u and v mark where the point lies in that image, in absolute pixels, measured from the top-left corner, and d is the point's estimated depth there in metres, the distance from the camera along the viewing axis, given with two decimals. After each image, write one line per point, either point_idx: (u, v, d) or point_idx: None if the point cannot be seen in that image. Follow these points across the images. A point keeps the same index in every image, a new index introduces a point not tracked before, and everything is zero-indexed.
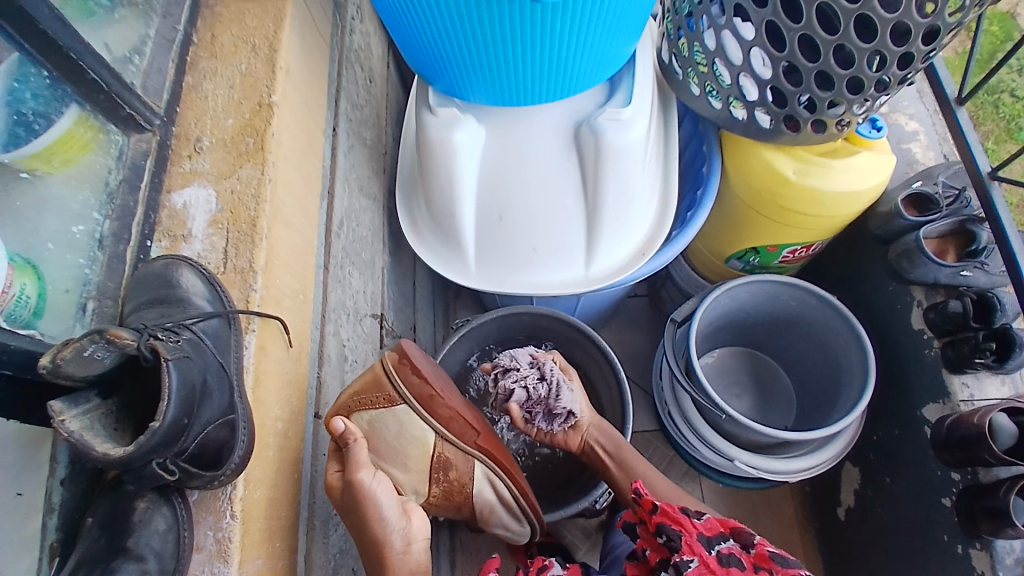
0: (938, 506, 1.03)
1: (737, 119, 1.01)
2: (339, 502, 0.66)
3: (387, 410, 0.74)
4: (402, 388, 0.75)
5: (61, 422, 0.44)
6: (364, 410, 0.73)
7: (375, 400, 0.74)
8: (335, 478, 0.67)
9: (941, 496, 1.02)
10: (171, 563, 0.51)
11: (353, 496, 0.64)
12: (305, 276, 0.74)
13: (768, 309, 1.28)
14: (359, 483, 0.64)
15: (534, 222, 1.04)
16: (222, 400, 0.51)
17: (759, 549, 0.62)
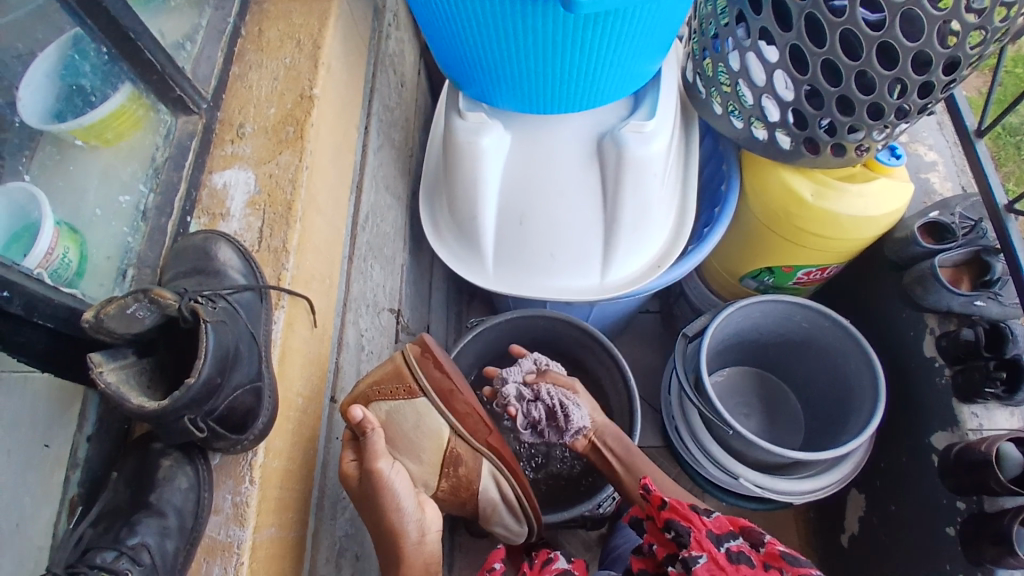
0: (944, 535, 1.02)
1: (757, 139, 1.03)
2: (355, 492, 0.68)
3: (406, 401, 0.74)
4: (423, 381, 0.76)
5: (99, 373, 0.47)
6: (383, 400, 0.74)
7: (395, 391, 0.74)
8: (351, 468, 0.69)
9: (946, 524, 1.01)
10: (190, 521, 0.52)
11: (372, 485, 0.66)
12: (333, 263, 0.76)
13: (781, 329, 1.29)
14: (379, 471, 0.66)
15: (554, 228, 1.07)
16: (251, 367, 0.53)
17: (768, 548, 0.63)
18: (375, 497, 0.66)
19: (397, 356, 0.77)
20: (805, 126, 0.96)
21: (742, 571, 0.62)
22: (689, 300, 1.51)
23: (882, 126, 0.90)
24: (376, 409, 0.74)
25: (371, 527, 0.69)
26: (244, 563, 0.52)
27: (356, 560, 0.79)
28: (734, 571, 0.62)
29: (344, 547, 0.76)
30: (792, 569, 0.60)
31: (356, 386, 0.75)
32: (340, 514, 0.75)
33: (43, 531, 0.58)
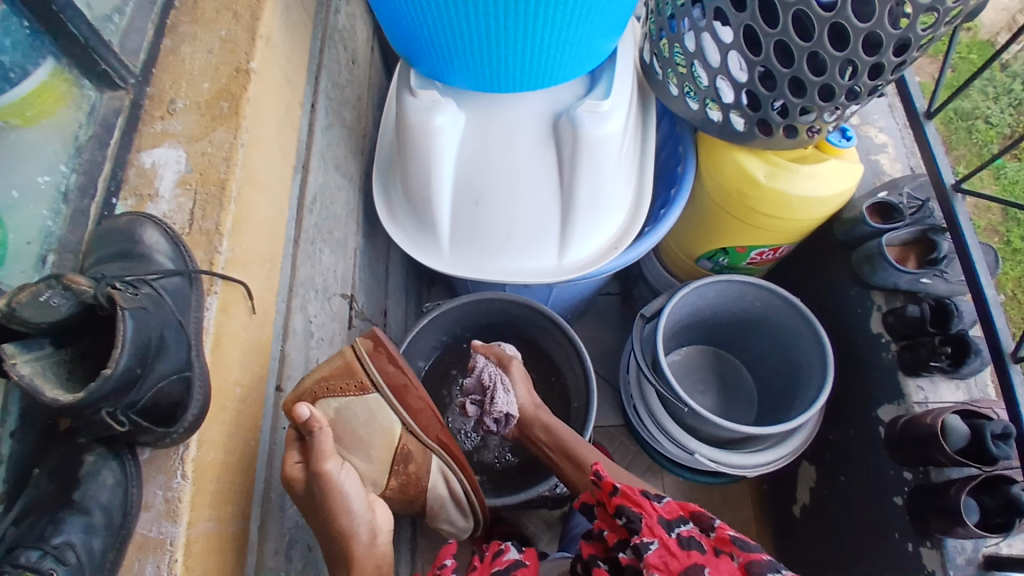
0: (891, 505, 1.06)
1: (712, 121, 1.04)
2: (299, 496, 0.63)
3: (358, 397, 0.71)
4: (376, 376, 0.73)
5: (11, 365, 0.44)
6: (333, 397, 0.70)
7: (345, 387, 0.71)
8: (294, 471, 0.63)
9: (893, 495, 1.06)
10: (118, 518, 0.50)
11: (319, 488, 0.62)
12: (275, 246, 0.73)
13: (735, 308, 1.31)
14: (326, 472, 0.62)
15: (510, 209, 1.05)
16: (180, 355, 0.50)
17: (719, 533, 0.61)
18: (319, 499, 0.63)
19: (348, 352, 0.74)
20: (758, 107, 0.96)
21: (693, 556, 0.59)
22: (647, 282, 1.50)
23: (833, 109, 0.91)
24: (324, 406, 0.70)
25: (316, 528, 0.65)
26: (178, 559, 0.50)
27: (309, 549, 0.78)
28: (685, 556, 0.60)
29: (295, 538, 0.74)
30: (743, 553, 0.59)
31: (302, 381, 0.70)
32: (289, 504, 0.73)
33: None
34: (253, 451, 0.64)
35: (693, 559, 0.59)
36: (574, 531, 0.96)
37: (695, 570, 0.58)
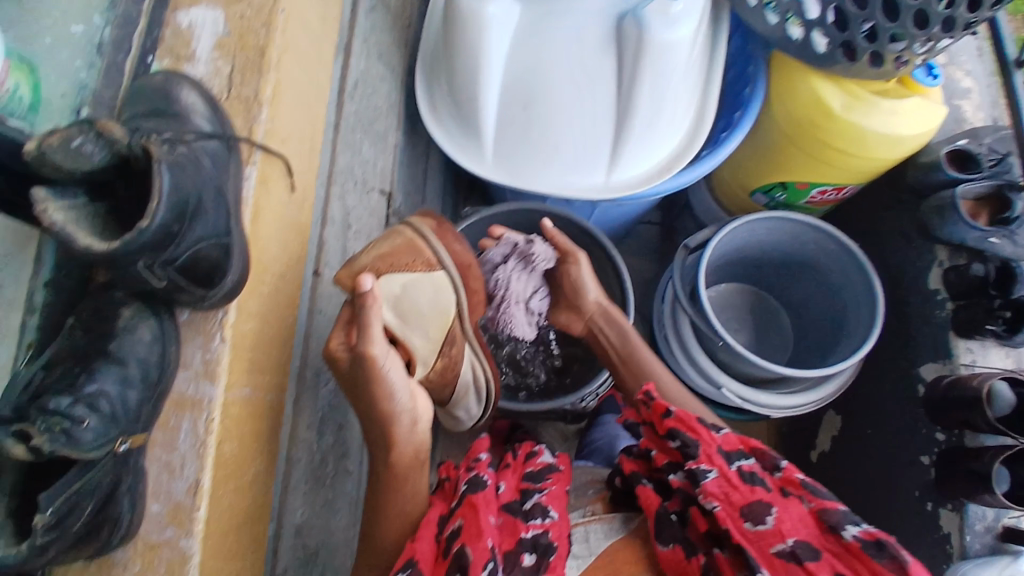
0: (915, 462, 1.04)
1: (791, 39, 0.90)
2: (347, 373, 0.59)
3: (421, 276, 0.65)
4: (441, 254, 0.68)
5: (44, 211, 0.42)
6: (398, 272, 0.64)
7: (411, 264, 0.65)
8: (341, 348, 0.59)
9: (920, 454, 1.03)
10: (156, 372, 0.50)
11: (371, 370, 0.57)
12: (315, 125, 0.70)
13: (784, 248, 1.24)
14: (377, 355, 0.57)
15: (561, 116, 0.98)
16: (217, 221, 0.49)
17: (787, 473, 0.54)
18: (366, 382, 0.58)
19: (409, 233, 0.68)
20: (844, 25, 0.84)
21: (759, 492, 0.53)
22: (694, 213, 1.43)
23: (926, 39, 0.81)
24: (388, 283, 0.64)
25: (360, 409, 0.61)
26: (213, 418, 0.51)
27: (340, 429, 0.80)
28: (749, 491, 0.53)
29: (326, 417, 0.76)
30: (816, 498, 0.52)
31: (358, 256, 0.64)
32: (322, 385, 0.75)
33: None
34: (290, 327, 0.64)
35: (758, 495, 0.52)
36: (593, 444, 1.02)
37: (760, 508, 0.52)
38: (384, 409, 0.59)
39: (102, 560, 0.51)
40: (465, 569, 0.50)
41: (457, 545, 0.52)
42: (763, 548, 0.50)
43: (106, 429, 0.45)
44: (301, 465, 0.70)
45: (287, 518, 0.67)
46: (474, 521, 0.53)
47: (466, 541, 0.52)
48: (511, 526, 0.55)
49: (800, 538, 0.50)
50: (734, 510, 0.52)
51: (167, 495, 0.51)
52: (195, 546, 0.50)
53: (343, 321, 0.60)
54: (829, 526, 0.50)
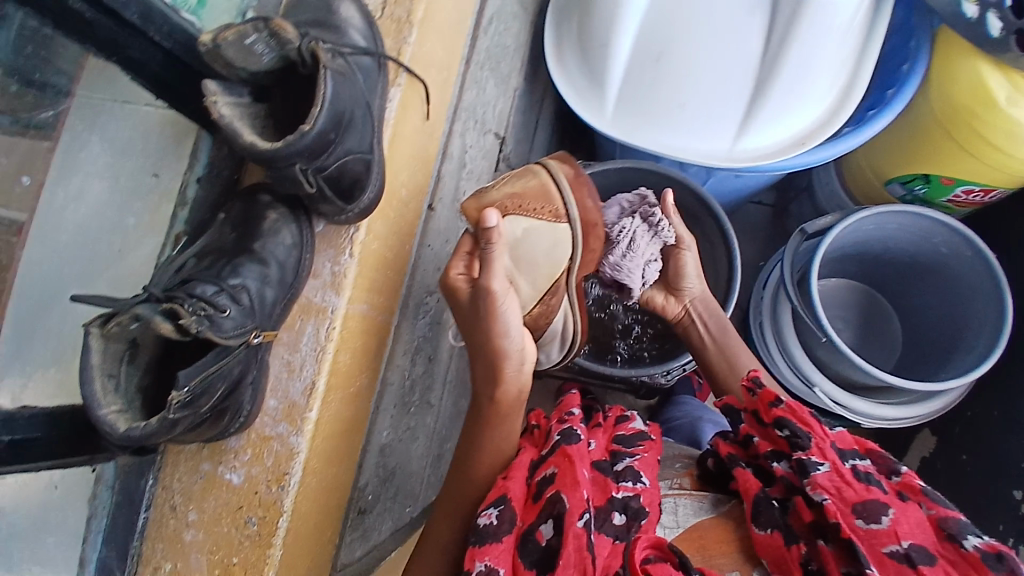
0: (1006, 496, 0.93)
1: (964, 15, 0.80)
2: (460, 301, 0.61)
3: (547, 224, 0.64)
4: (570, 207, 0.66)
5: (214, 102, 0.44)
6: (524, 216, 0.64)
7: (537, 210, 0.65)
8: (458, 276, 0.60)
9: (1014, 487, 0.92)
10: (290, 277, 0.52)
11: (486, 306, 0.58)
12: (452, 56, 0.69)
13: (912, 248, 1.07)
14: (495, 291, 0.57)
15: (695, 69, 0.89)
16: (364, 137, 0.50)
17: (906, 478, 0.52)
18: (479, 316, 0.59)
19: (543, 176, 0.67)
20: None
21: (874, 492, 0.51)
22: (814, 197, 1.22)
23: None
24: (512, 224, 0.63)
25: (469, 341, 0.63)
26: (335, 327, 0.53)
27: (429, 362, 0.82)
28: (864, 490, 0.51)
29: (420, 347, 0.78)
30: (937, 506, 0.50)
31: (490, 190, 0.65)
32: (421, 317, 0.76)
33: (146, 260, 0.58)
34: (405, 255, 0.65)
35: (874, 495, 0.50)
36: (672, 422, 1.00)
37: (874, 507, 0.49)
38: (495, 347, 0.60)
39: (216, 446, 0.54)
40: (560, 514, 0.52)
41: (551, 491, 0.54)
42: (874, 547, 0.48)
43: (243, 319, 0.48)
44: (393, 389, 0.72)
45: (375, 437, 0.71)
46: (570, 471, 0.55)
47: (562, 489, 0.54)
48: (602, 483, 0.56)
49: (917, 542, 0.48)
50: (846, 505, 0.50)
51: (284, 394, 0.53)
52: (303, 443, 0.52)
53: (466, 249, 0.61)
54: (949, 535, 0.48)
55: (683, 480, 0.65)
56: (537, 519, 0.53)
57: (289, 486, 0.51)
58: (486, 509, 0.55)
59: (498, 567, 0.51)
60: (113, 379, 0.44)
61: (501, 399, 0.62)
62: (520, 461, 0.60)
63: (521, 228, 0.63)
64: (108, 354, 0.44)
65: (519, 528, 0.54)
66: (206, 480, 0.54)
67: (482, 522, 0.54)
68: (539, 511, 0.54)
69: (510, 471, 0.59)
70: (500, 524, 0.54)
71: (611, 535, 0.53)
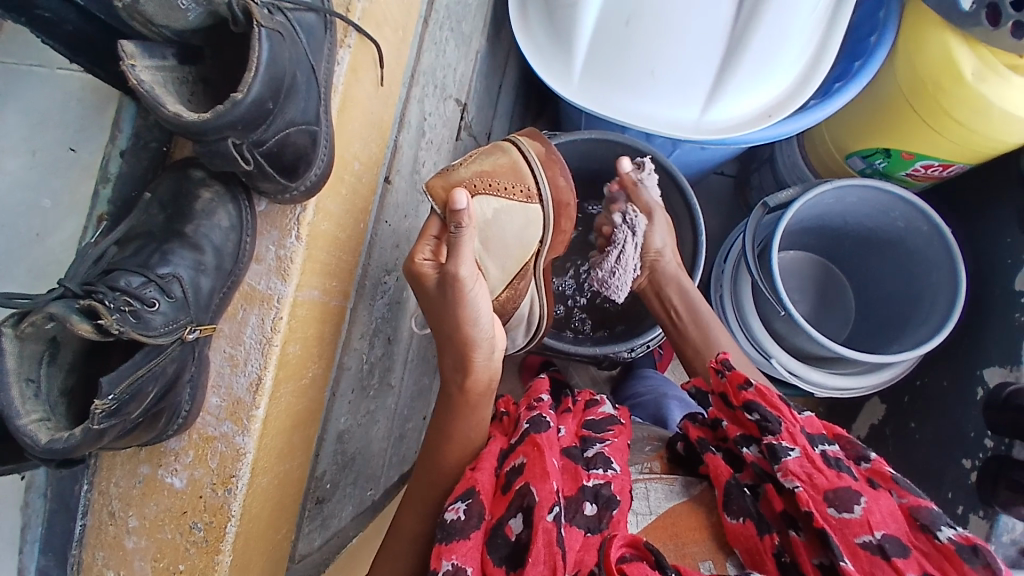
0: (956, 464, 0.95)
1: None
2: (427, 289, 0.56)
3: (518, 204, 0.62)
4: (542, 186, 0.64)
5: (131, 67, 0.38)
6: (495, 195, 0.60)
7: (509, 190, 0.62)
8: (426, 264, 0.56)
9: (963, 455, 0.94)
10: (229, 263, 0.47)
11: (457, 293, 0.54)
12: (410, 15, 0.63)
13: (871, 221, 1.07)
14: (463, 276, 0.54)
15: (665, 33, 0.84)
16: (309, 105, 0.45)
17: (875, 465, 0.52)
18: (449, 305, 0.55)
19: (514, 154, 0.64)
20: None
21: (846, 479, 0.50)
22: (774, 170, 1.19)
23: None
24: (481, 204, 0.60)
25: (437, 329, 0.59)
26: (282, 317, 0.48)
27: (389, 343, 0.78)
28: (835, 476, 0.50)
29: (378, 329, 0.74)
30: (907, 494, 0.49)
31: (457, 168, 0.61)
32: (379, 297, 0.72)
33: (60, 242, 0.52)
34: (360, 234, 0.60)
35: (845, 482, 0.50)
36: (637, 397, 0.99)
37: (846, 496, 0.49)
38: (465, 337, 0.56)
39: (154, 449, 0.49)
40: (530, 507, 0.50)
41: (520, 483, 0.52)
42: (847, 537, 0.48)
43: (175, 313, 0.44)
44: (350, 374, 0.68)
45: (332, 424, 0.67)
46: (539, 461, 0.53)
47: (531, 480, 0.51)
48: (572, 472, 0.54)
49: (889, 532, 0.47)
50: (818, 493, 0.50)
51: (227, 390, 0.48)
52: (250, 443, 0.48)
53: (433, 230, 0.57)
54: (921, 524, 0.48)
55: (654, 464, 0.64)
56: (507, 512, 0.51)
57: (236, 489, 0.47)
58: (454, 503, 0.52)
59: (467, 566, 0.49)
60: (32, 385, 0.39)
61: (468, 386, 0.59)
62: (489, 450, 0.57)
63: (490, 208, 0.60)
64: (24, 356, 0.39)
65: (487, 522, 0.52)
66: (145, 484, 0.49)
67: (449, 516, 0.51)
68: (509, 503, 0.51)
69: (479, 461, 0.56)
70: (468, 519, 0.51)
71: (583, 527, 0.51)
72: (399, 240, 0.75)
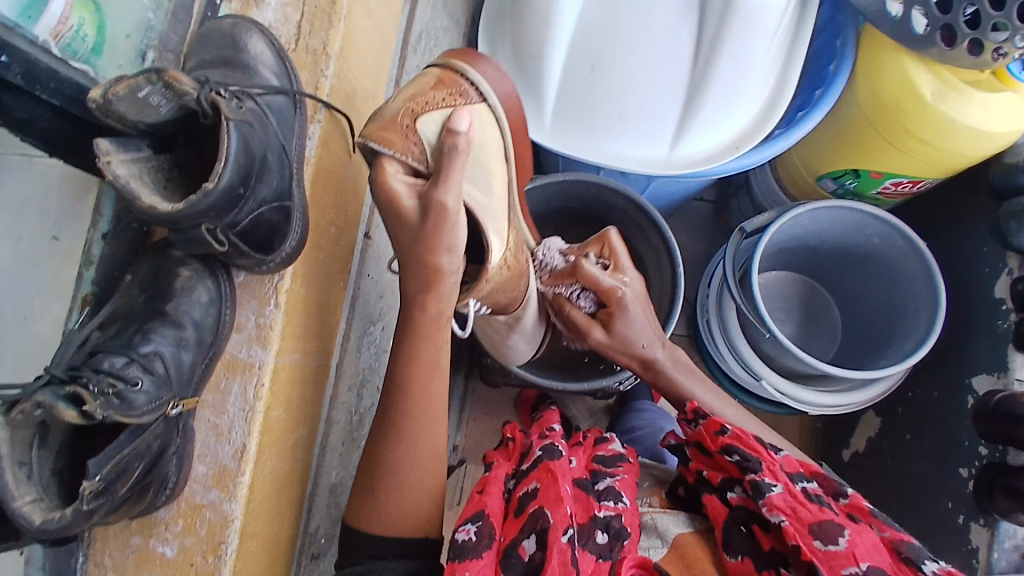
0: (953, 474, 0.95)
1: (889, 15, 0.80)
2: (399, 220, 0.49)
3: (466, 108, 0.52)
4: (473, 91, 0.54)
5: (107, 163, 0.40)
6: (433, 111, 0.51)
7: (439, 98, 0.51)
8: (400, 185, 0.48)
9: (959, 465, 0.94)
10: (210, 336, 0.49)
11: (438, 222, 0.47)
12: (377, 82, 0.65)
13: (849, 239, 1.09)
14: (449, 208, 0.47)
15: (627, 83, 0.85)
16: (280, 183, 0.48)
17: (854, 500, 0.53)
18: (425, 234, 0.48)
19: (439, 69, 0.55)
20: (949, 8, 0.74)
21: (828, 513, 0.50)
22: (751, 195, 1.18)
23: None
24: (427, 125, 0.50)
25: (398, 251, 0.52)
26: (264, 384, 0.50)
27: (377, 393, 0.79)
28: (818, 510, 0.51)
29: (365, 380, 0.75)
30: (888, 529, 0.51)
31: (386, 104, 0.51)
32: (365, 347, 0.73)
33: (49, 326, 0.53)
34: (337, 292, 0.61)
35: (827, 516, 0.50)
36: (632, 432, 1.00)
37: (830, 528, 0.49)
38: (436, 266, 0.50)
39: (144, 519, 0.50)
40: (544, 530, 0.50)
41: (534, 505, 0.53)
42: (834, 570, 0.47)
43: (158, 391, 0.45)
44: (339, 427, 0.69)
45: (322, 480, 0.68)
46: (553, 486, 0.54)
47: (545, 504, 0.52)
48: (584, 500, 0.55)
49: (874, 563, 0.47)
50: (803, 526, 0.50)
51: (213, 458, 0.50)
52: (237, 510, 0.49)
53: (407, 161, 0.49)
54: (905, 557, 0.48)
55: (654, 499, 0.68)
56: (520, 534, 0.52)
57: (226, 555, 0.48)
58: (464, 525, 0.53)
59: None
60: (25, 468, 0.40)
61: (428, 303, 0.54)
62: (496, 474, 0.59)
63: (439, 124, 0.50)
64: (17, 442, 0.40)
65: (498, 543, 0.53)
66: (138, 555, 0.50)
67: (460, 537, 0.52)
68: (521, 525, 0.52)
69: (487, 486, 0.58)
70: (479, 539, 0.52)
71: (595, 553, 0.51)
72: (383, 291, 0.77)
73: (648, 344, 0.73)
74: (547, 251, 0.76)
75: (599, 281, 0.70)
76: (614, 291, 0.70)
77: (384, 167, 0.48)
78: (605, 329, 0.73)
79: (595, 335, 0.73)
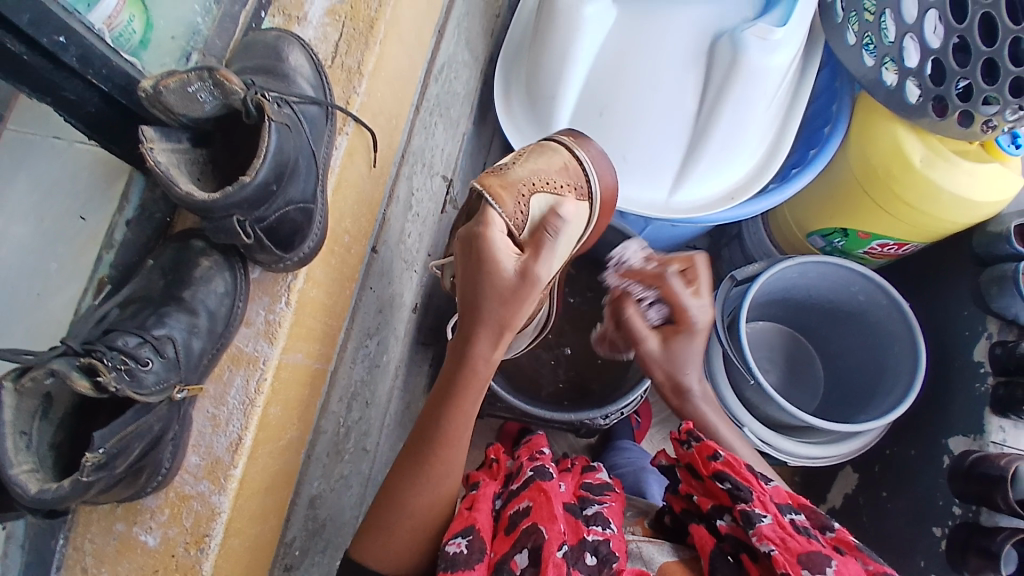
0: (926, 534, 0.96)
1: (883, 85, 0.85)
2: (492, 278, 0.52)
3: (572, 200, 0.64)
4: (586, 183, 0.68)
5: (149, 150, 0.42)
6: (546, 193, 0.63)
7: (558, 185, 0.65)
8: (502, 245, 0.53)
9: (933, 524, 0.95)
10: (221, 327, 0.50)
11: (530, 290, 0.52)
12: (402, 103, 0.69)
13: (832, 294, 1.12)
14: (542, 280, 0.53)
15: (636, 128, 0.90)
16: (307, 186, 0.50)
17: (839, 534, 0.54)
18: (513, 296, 0.52)
19: (563, 154, 0.68)
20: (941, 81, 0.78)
21: (816, 545, 0.51)
22: (743, 247, 1.22)
23: (1022, 106, 0.72)
24: (539, 201, 0.62)
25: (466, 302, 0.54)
26: (266, 378, 0.51)
27: (366, 407, 0.79)
28: (806, 541, 0.52)
29: (357, 392, 0.76)
30: (872, 562, 0.52)
31: (511, 170, 0.63)
32: (360, 360, 0.74)
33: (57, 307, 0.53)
34: (343, 301, 0.63)
35: (816, 547, 0.51)
36: (614, 470, 1.00)
37: (818, 559, 0.50)
38: (511, 323, 0.53)
39: (130, 505, 0.50)
40: (538, 546, 0.51)
41: (527, 522, 0.54)
42: None
43: (166, 372, 0.46)
44: (326, 437, 0.70)
45: (304, 489, 0.67)
46: (546, 505, 0.55)
47: (539, 521, 0.53)
48: (574, 524, 0.55)
49: None
50: (792, 556, 0.50)
51: (207, 449, 0.50)
52: (225, 503, 0.49)
53: (509, 221, 0.58)
54: None
55: (637, 528, 0.67)
56: (512, 549, 0.52)
57: (209, 548, 0.48)
58: (455, 538, 0.53)
59: None
60: (25, 437, 0.41)
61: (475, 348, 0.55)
62: (484, 492, 0.59)
63: (545, 205, 0.62)
64: (21, 410, 0.40)
65: (489, 559, 0.53)
66: (120, 542, 0.49)
67: (451, 550, 0.52)
68: (513, 542, 0.53)
69: (476, 501, 0.58)
70: (470, 553, 0.52)
71: (584, 574, 0.51)
72: (382, 306, 0.78)
73: (694, 365, 0.69)
74: (626, 256, 0.78)
75: (679, 295, 0.69)
76: (689, 311, 0.68)
77: (490, 214, 0.56)
78: (662, 341, 0.70)
79: (648, 345, 0.70)
